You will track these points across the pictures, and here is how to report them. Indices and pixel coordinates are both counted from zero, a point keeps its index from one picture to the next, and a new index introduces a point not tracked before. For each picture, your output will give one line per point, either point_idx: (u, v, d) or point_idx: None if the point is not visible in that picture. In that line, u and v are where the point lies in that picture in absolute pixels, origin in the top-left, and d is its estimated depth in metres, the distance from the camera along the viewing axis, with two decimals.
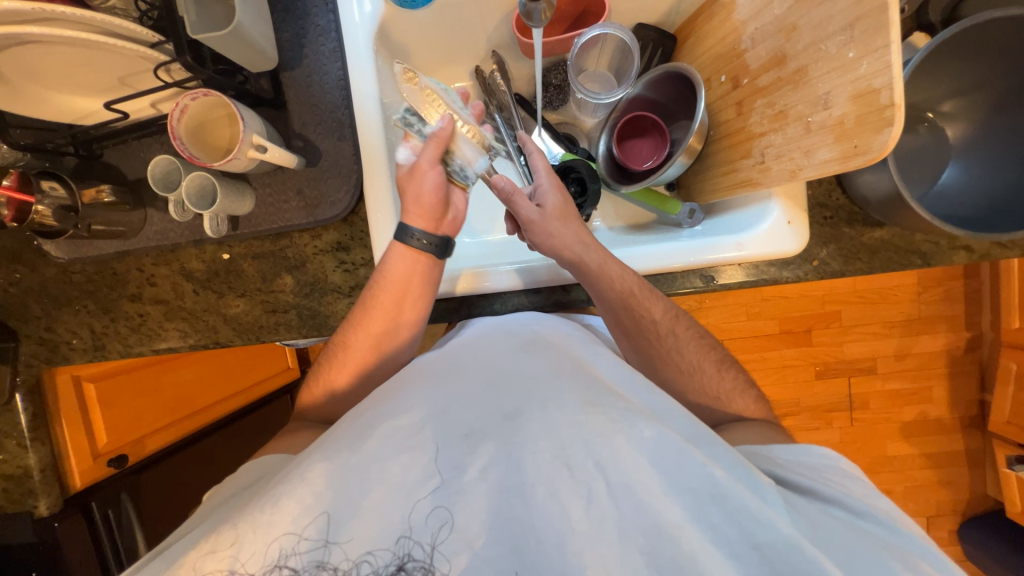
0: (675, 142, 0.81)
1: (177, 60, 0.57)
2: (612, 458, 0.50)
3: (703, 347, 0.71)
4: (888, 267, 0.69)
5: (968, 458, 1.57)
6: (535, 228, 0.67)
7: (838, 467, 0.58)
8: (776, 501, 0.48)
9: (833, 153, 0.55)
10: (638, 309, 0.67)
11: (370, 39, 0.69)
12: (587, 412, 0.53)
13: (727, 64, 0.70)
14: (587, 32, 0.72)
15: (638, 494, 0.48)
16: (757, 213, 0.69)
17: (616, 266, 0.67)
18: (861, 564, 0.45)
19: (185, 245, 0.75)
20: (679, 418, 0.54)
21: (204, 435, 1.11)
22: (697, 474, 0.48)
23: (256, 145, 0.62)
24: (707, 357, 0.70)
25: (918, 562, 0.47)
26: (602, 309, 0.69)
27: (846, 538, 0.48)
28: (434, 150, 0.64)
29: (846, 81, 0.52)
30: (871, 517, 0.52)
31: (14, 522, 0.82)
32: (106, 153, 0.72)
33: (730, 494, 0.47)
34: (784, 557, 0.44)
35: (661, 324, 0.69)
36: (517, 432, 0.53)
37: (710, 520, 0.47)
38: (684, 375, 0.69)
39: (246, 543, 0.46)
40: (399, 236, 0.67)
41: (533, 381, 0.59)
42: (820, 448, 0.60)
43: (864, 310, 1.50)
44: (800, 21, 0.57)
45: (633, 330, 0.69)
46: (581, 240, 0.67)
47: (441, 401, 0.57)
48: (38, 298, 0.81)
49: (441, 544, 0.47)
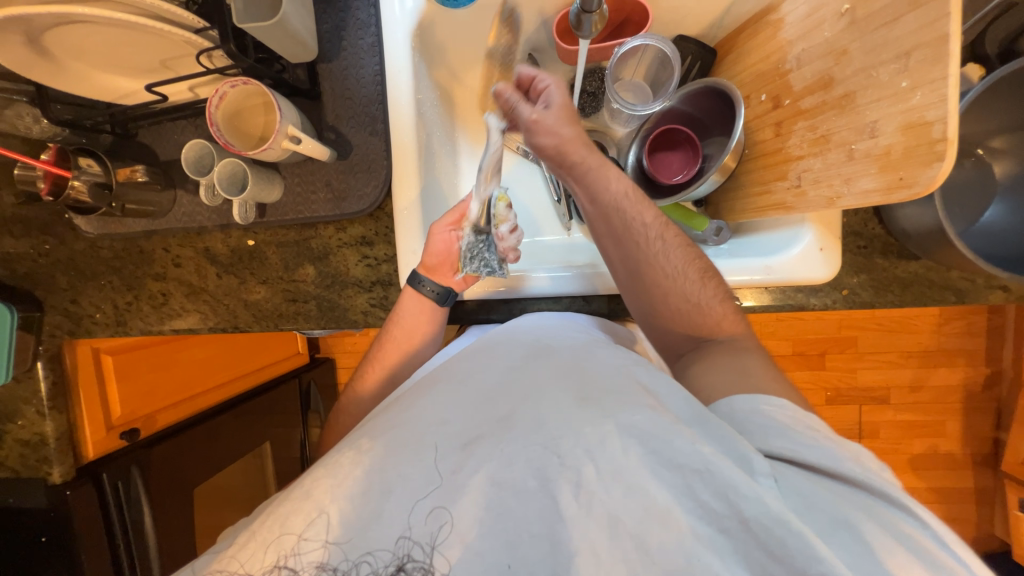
0: (707, 157, 0.80)
1: (221, 47, 0.58)
2: (602, 445, 0.47)
3: (696, 255, 0.66)
4: (920, 301, 0.67)
5: (977, 496, 1.53)
6: (539, 128, 0.62)
7: (796, 419, 0.51)
8: (760, 471, 0.45)
9: (876, 184, 0.54)
10: (628, 211, 0.65)
11: (408, 35, 0.69)
12: (578, 406, 0.51)
13: (769, 83, 0.68)
14: (629, 41, 0.71)
15: (627, 480, 0.45)
16: (787, 237, 0.68)
17: (613, 171, 0.65)
18: (838, 534, 0.42)
19: (211, 229, 0.76)
20: (680, 400, 0.52)
21: (214, 413, 1.12)
22: (685, 452, 0.45)
23: (290, 136, 0.62)
24: (693, 263, 0.65)
25: (894, 522, 0.44)
26: (590, 214, 0.67)
27: (823, 508, 0.44)
28: (451, 216, 0.70)
29: (897, 110, 0.51)
30: (842, 476, 0.47)
31: (27, 487, 0.84)
32: (141, 132, 0.73)
33: (719, 471, 0.44)
34: (768, 533, 0.41)
35: (650, 227, 0.65)
36: (510, 430, 0.51)
37: (695, 493, 0.44)
38: (670, 278, 0.65)
39: (256, 551, 0.47)
40: (410, 282, 0.70)
41: (527, 381, 0.57)
42: (778, 399, 0.53)
43: (881, 337, 1.48)
44: (851, 46, 0.55)
45: (621, 234, 0.65)
46: (584, 140, 0.64)
47: (430, 410, 0.54)
48: (66, 270, 0.82)
49: (441, 546, 0.46)
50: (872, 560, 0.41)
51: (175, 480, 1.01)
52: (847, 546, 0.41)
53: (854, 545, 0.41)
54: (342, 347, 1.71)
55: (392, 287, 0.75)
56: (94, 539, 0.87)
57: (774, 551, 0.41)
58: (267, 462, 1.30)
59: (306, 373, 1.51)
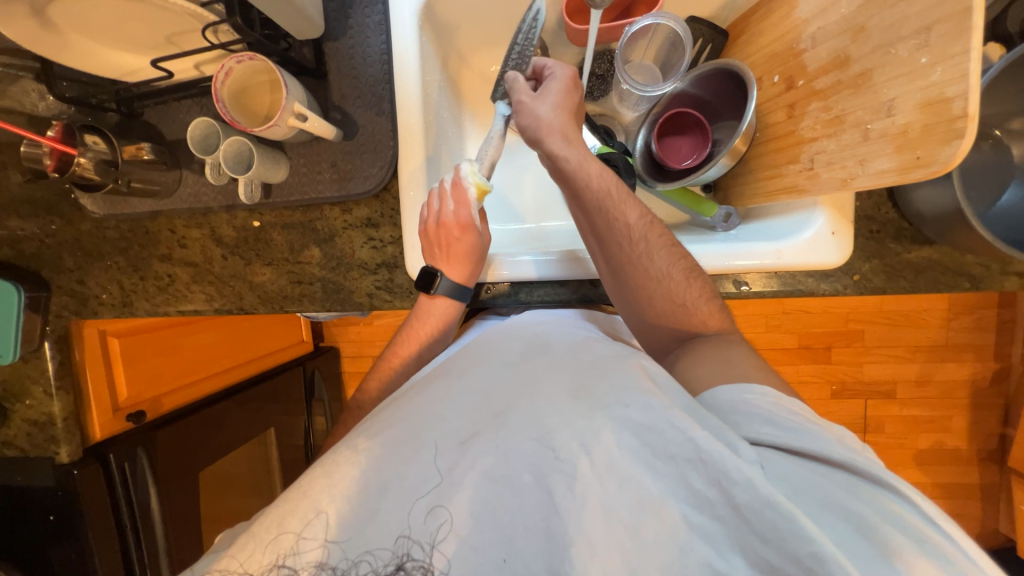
0: (717, 142, 0.79)
1: (227, 20, 0.58)
2: (596, 438, 0.47)
3: (681, 254, 0.64)
4: (932, 288, 0.66)
5: (982, 492, 1.52)
6: (534, 121, 0.64)
7: (778, 405, 0.51)
8: (749, 455, 0.45)
9: (891, 164, 0.53)
10: (612, 211, 0.63)
11: (416, 13, 0.68)
12: (572, 399, 0.50)
13: (782, 64, 0.67)
14: (638, 21, 0.70)
15: (621, 472, 0.45)
16: (799, 221, 0.67)
17: (596, 165, 0.64)
18: (828, 516, 0.42)
19: (217, 210, 0.76)
20: (675, 392, 0.51)
21: (218, 398, 1.13)
22: (677, 442, 0.45)
23: (297, 113, 0.62)
24: (677, 263, 0.63)
25: (881, 502, 0.44)
26: (576, 214, 0.66)
27: (812, 492, 0.44)
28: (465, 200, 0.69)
29: (915, 88, 0.50)
30: (832, 459, 0.46)
31: (35, 466, 0.85)
32: (146, 112, 0.73)
33: (711, 458, 0.44)
34: (763, 521, 0.41)
35: (633, 227, 0.63)
36: (506, 425, 0.50)
37: (688, 483, 0.44)
38: (655, 280, 0.64)
39: (253, 543, 0.48)
40: (425, 281, 0.70)
41: (524, 375, 0.56)
42: (762, 386, 0.54)
43: (888, 331, 1.46)
44: (869, 22, 0.54)
45: (605, 234, 0.64)
46: (564, 132, 0.64)
47: (423, 410, 0.54)
48: (72, 250, 0.82)
49: (441, 544, 0.46)
50: (861, 541, 0.41)
51: (180, 463, 1.02)
52: (833, 525, 0.42)
53: (843, 524, 0.42)
54: (346, 337, 1.71)
55: (398, 270, 0.75)
56: (100, 519, 0.87)
57: (764, 534, 0.41)
58: (272, 447, 1.30)
59: (310, 361, 1.52)
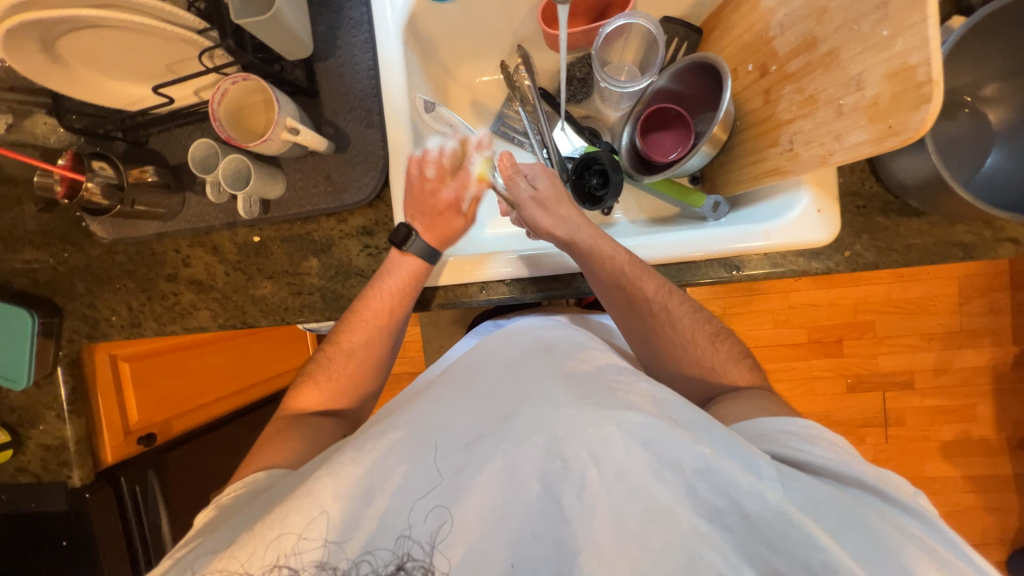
0: (700, 134, 0.80)
1: (221, 43, 0.62)
2: (605, 446, 0.46)
3: (703, 319, 0.68)
4: (925, 259, 0.66)
5: (1017, 483, 1.45)
6: (529, 209, 0.71)
7: (816, 437, 0.52)
8: (768, 473, 0.45)
9: (866, 135, 0.54)
10: (630, 286, 0.66)
11: (400, 30, 0.72)
12: (580, 404, 0.50)
13: (754, 52, 0.69)
14: (612, 21, 0.72)
15: (631, 481, 0.45)
16: (784, 202, 0.68)
17: (608, 245, 0.68)
18: (844, 530, 0.43)
19: (219, 228, 0.79)
20: (679, 406, 0.51)
21: (224, 423, 1.18)
22: (685, 452, 0.45)
23: (289, 128, 0.65)
24: (701, 329, 0.68)
25: (894, 519, 0.45)
26: (598, 292, 0.68)
27: (829, 506, 0.44)
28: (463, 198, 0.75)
29: (881, 59, 0.51)
30: (854, 481, 0.47)
31: (44, 494, 0.85)
32: (151, 139, 0.76)
33: (722, 472, 0.44)
34: (776, 532, 0.42)
35: (653, 299, 0.66)
36: (515, 429, 0.50)
37: (697, 492, 0.44)
38: (681, 347, 0.67)
39: (253, 548, 0.47)
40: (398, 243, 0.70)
41: (529, 383, 0.56)
42: (802, 419, 0.54)
43: (899, 320, 1.43)
44: (830, 4, 0.56)
45: (627, 308, 0.67)
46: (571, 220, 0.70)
47: (428, 417, 0.54)
48: (83, 276, 0.85)
49: (442, 546, 0.46)
50: (874, 554, 0.41)
51: None
52: (848, 538, 0.42)
53: (862, 540, 0.42)
54: None
55: None
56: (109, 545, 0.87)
57: (773, 542, 0.42)
58: None
59: None
